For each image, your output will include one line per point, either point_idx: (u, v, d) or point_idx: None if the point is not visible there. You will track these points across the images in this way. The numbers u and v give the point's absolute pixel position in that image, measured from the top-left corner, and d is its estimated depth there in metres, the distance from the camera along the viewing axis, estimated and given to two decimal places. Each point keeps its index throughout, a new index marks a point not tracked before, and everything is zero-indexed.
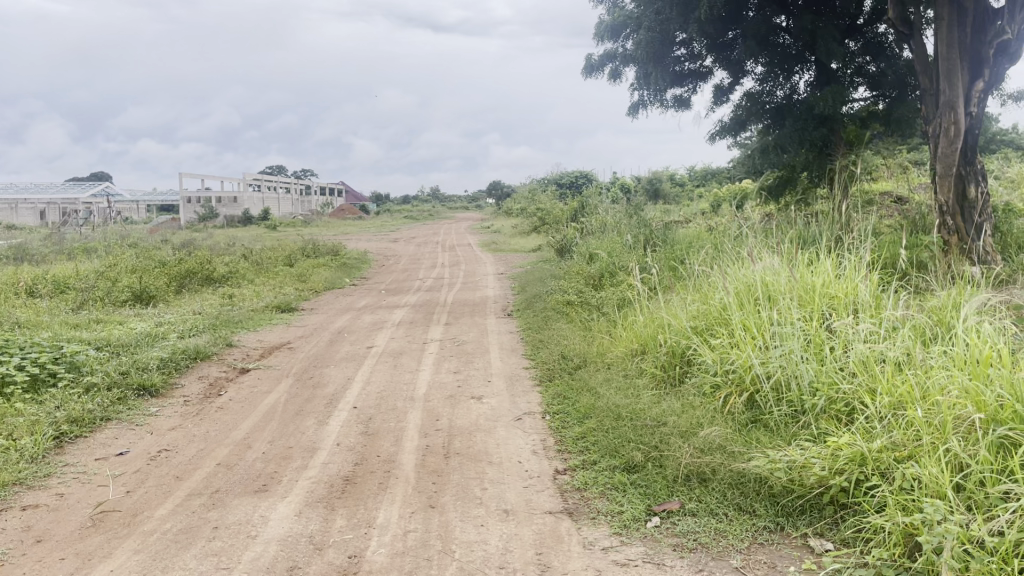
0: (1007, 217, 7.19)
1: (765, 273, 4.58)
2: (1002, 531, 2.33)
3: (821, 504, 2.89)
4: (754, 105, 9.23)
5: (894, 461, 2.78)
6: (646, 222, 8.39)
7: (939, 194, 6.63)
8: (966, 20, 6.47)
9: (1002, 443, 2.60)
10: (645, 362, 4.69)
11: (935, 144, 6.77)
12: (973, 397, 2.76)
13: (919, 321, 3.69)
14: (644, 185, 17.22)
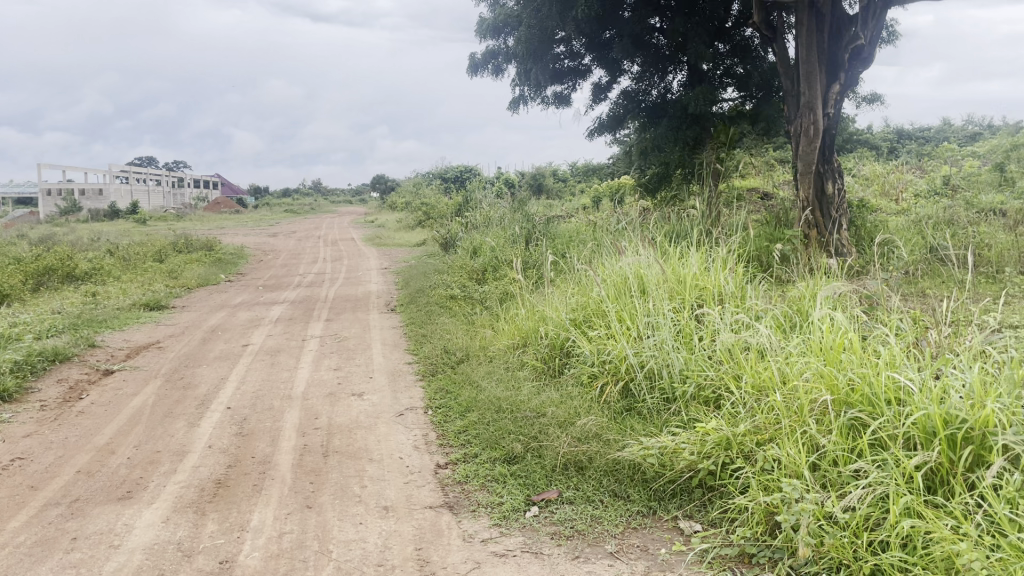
0: (862, 213, 7.71)
1: (638, 266, 4.75)
2: (851, 507, 2.49)
3: (690, 487, 3.02)
4: (631, 103, 9.63)
5: (755, 444, 2.94)
6: (529, 217, 8.49)
7: (800, 191, 7.04)
8: (824, 26, 6.88)
9: (852, 424, 2.78)
10: (527, 354, 4.74)
11: (797, 144, 7.15)
12: (827, 380, 2.95)
13: (779, 312, 3.92)
14: (528, 180, 17.36)
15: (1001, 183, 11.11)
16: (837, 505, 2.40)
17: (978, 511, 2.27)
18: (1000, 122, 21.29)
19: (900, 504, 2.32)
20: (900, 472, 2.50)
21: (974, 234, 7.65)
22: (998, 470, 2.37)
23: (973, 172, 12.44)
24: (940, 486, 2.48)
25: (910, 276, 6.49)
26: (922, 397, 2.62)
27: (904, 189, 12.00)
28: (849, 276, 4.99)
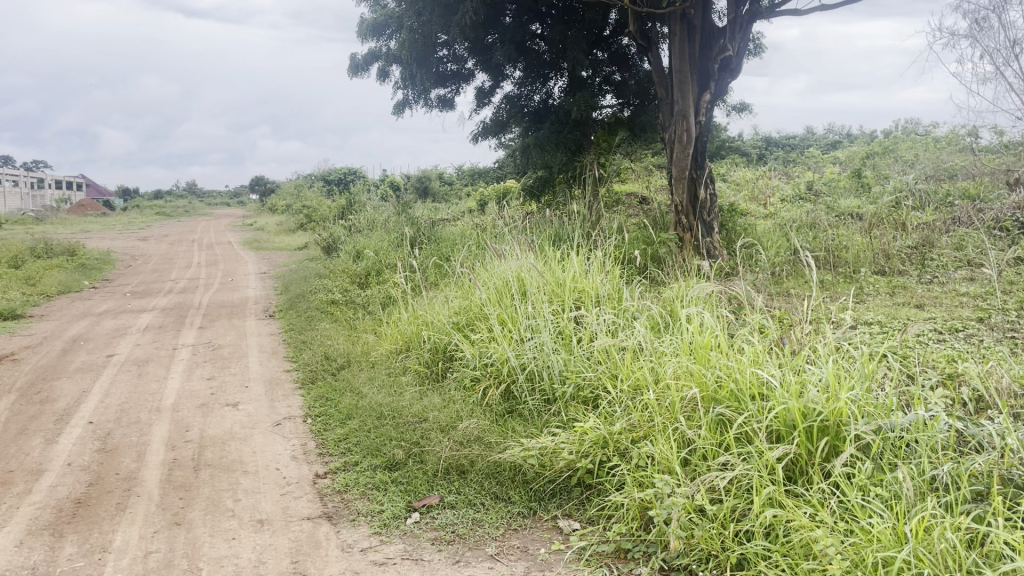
0: (732, 217, 8.07)
1: (519, 270, 4.82)
2: (718, 499, 2.60)
3: (569, 487, 3.08)
4: (513, 107, 9.72)
5: (630, 441, 3.04)
6: (412, 220, 8.43)
7: (675, 196, 7.31)
8: (694, 36, 7.17)
9: (719, 420, 2.92)
10: (409, 359, 4.70)
11: (671, 150, 7.41)
12: (696, 378, 3.08)
13: (654, 312, 4.06)
14: (412, 184, 17.25)
15: (857, 188, 11.89)
16: (706, 499, 2.50)
17: (832, 499, 2.42)
18: (857, 131, 22.72)
19: (763, 495, 2.45)
20: (763, 464, 2.64)
21: (833, 236, 8.16)
22: (849, 458, 2.54)
23: (832, 179, 13.24)
24: (800, 476, 2.63)
25: (775, 278, 6.85)
26: (782, 391, 2.77)
27: (772, 194, 12.65)
28: (720, 276, 5.22)
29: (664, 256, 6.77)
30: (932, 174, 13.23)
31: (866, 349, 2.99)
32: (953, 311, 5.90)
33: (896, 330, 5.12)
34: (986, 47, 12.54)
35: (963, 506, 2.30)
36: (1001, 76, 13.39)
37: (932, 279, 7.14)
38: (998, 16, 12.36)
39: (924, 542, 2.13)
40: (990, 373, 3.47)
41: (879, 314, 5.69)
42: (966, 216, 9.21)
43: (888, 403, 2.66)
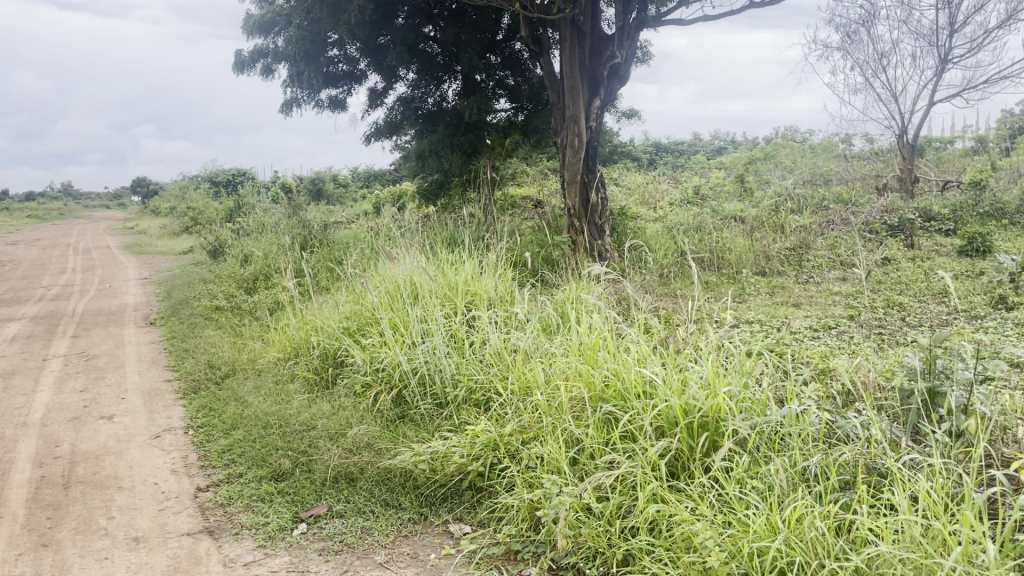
0: (622, 221, 8.27)
1: (410, 274, 4.79)
2: (604, 497, 2.66)
3: (460, 490, 3.08)
4: (407, 110, 9.65)
5: (521, 443, 3.07)
6: (303, 223, 8.25)
7: (567, 200, 7.43)
8: (584, 43, 7.32)
9: (606, 418, 2.98)
10: (298, 365, 4.58)
11: (563, 155, 7.52)
12: (584, 378, 3.14)
13: (545, 315, 4.11)
14: (305, 186, 16.89)
15: (741, 192, 12.41)
16: (592, 497, 2.55)
17: (712, 492, 2.51)
18: (741, 138, 23.69)
19: (647, 492, 2.51)
20: (647, 461, 2.71)
21: (718, 238, 8.49)
22: (728, 452, 2.64)
23: (718, 183, 13.78)
24: (682, 471, 2.72)
25: (664, 280, 7.07)
26: (665, 389, 2.86)
27: (661, 198, 13.05)
28: (611, 278, 5.35)
29: (557, 260, 6.88)
30: (809, 180, 13.95)
31: (743, 347, 3.13)
32: (827, 309, 6.24)
33: (775, 328, 5.37)
34: (856, 60, 13.34)
35: (832, 495, 2.43)
36: (870, 87, 14.27)
37: (809, 279, 7.53)
38: (867, 30, 13.16)
39: (796, 532, 2.24)
40: (857, 367, 3.69)
41: (760, 313, 5.96)
42: (839, 219, 9.76)
43: (763, 398, 2.79)
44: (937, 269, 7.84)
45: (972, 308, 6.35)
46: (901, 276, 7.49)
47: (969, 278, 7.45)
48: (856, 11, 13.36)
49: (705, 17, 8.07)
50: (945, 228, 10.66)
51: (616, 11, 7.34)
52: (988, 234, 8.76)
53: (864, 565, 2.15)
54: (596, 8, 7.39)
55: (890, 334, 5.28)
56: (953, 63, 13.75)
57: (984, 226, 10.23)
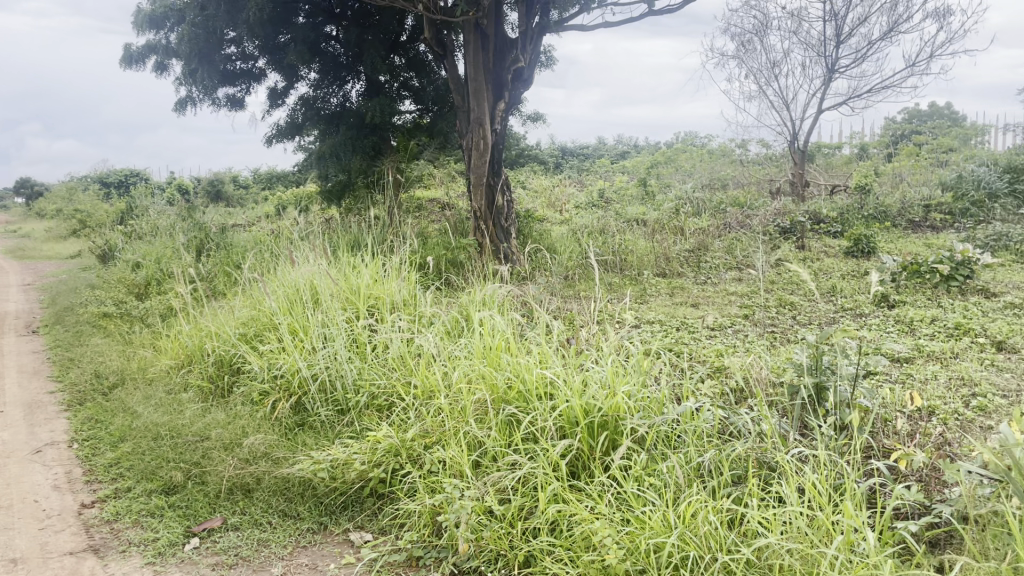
0: (527, 224, 8.35)
1: (310, 278, 4.70)
2: (506, 499, 2.67)
3: (361, 498, 3.03)
4: (309, 110, 9.24)
5: (423, 447, 3.06)
6: (200, 226, 7.97)
7: (473, 202, 7.43)
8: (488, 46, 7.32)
9: (509, 420, 2.99)
10: (191, 374, 4.41)
11: (468, 157, 7.52)
12: (487, 380, 3.16)
13: (449, 318, 4.11)
14: (203, 187, 16.29)
15: (643, 195, 12.71)
16: (494, 500, 2.55)
17: (611, 490, 2.56)
18: (644, 142, 24.25)
19: (547, 493, 2.53)
20: (548, 462, 2.73)
21: (621, 240, 8.68)
22: (626, 451, 2.70)
23: (621, 186, 14.06)
24: (582, 470, 2.76)
25: (568, 282, 7.17)
26: (566, 390, 2.90)
27: (567, 201, 13.22)
28: (516, 279, 5.39)
29: (464, 262, 6.88)
30: (707, 183, 14.39)
31: (641, 347, 3.21)
32: (725, 309, 6.45)
33: (674, 328, 5.53)
34: (751, 68, 13.86)
35: (725, 489, 2.52)
36: (763, 94, 14.86)
37: (707, 280, 7.77)
38: (760, 39, 13.70)
39: (691, 527, 2.30)
40: (751, 364, 3.84)
41: (660, 313, 6.11)
42: (735, 222, 10.13)
43: (660, 397, 2.87)
44: (825, 270, 8.23)
45: (857, 306, 6.68)
46: (793, 276, 7.82)
47: (855, 278, 7.84)
48: (750, 21, 13.89)
49: (606, 23, 8.23)
50: (833, 230, 11.20)
51: (520, 16, 7.40)
52: (872, 235, 9.25)
53: (756, 555, 2.24)
54: (499, 13, 7.42)
55: (782, 332, 5.50)
56: (840, 73, 14.46)
57: (869, 228, 10.79)
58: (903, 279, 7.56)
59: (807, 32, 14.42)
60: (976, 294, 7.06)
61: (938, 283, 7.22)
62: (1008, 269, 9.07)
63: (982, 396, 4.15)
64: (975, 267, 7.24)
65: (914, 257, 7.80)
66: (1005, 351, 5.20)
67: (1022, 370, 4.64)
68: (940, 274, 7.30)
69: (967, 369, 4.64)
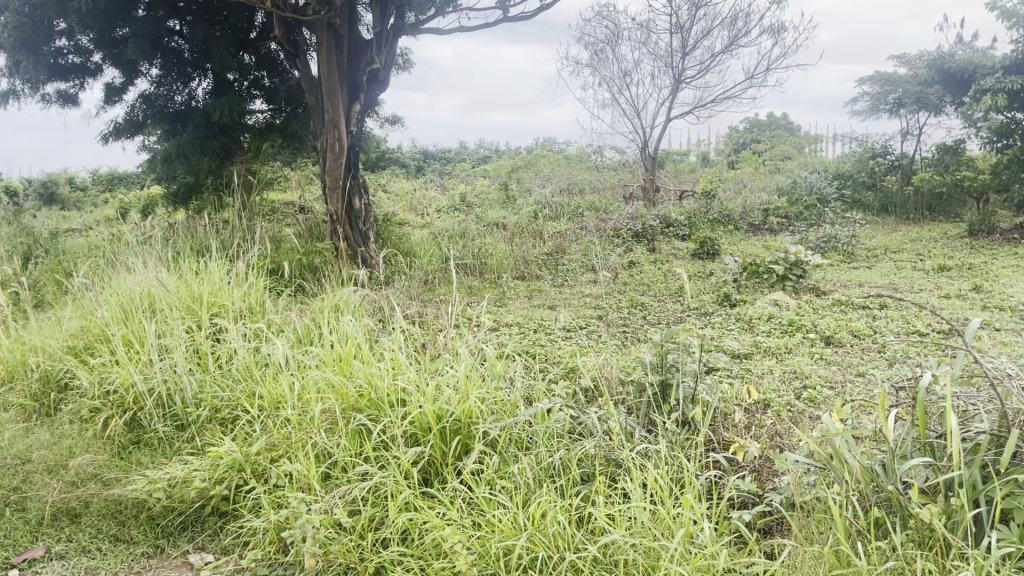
0: (385, 228, 8.28)
1: (146, 286, 4.43)
2: (355, 510, 2.63)
3: (203, 517, 2.85)
4: (151, 107, 8.65)
5: (269, 461, 2.94)
6: (26, 229, 7.34)
7: (329, 205, 7.27)
8: (342, 46, 7.17)
9: (359, 429, 2.99)
10: (10, 392, 3.98)
11: (323, 159, 7.30)
12: (336, 389, 3.14)
13: (298, 327, 4.03)
14: (32, 189, 15.05)
15: (503, 199, 12.85)
16: (343, 512, 2.49)
17: (462, 496, 2.61)
18: (504, 148, 24.55)
19: (399, 501, 2.54)
20: (399, 470, 2.75)
21: (480, 244, 8.73)
22: (478, 454, 2.79)
23: (481, 190, 14.15)
24: (435, 476, 2.82)
25: (427, 287, 7.13)
26: (419, 396, 2.95)
27: (427, 204, 13.16)
28: (373, 284, 5.30)
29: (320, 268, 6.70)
30: (565, 187, 14.72)
31: (492, 352, 3.28)
32: (580, 310, 6.62)
33: (531, 330, 5.61)
34: (603, 76, 14.31)
35: (574, 488, 2.65)
36: (616, 102, 15.37)
37: (564, 282, 7.94)
38: (612, 49, 14.14)
39: (539, 528, 2.37)
40: (601, 365, 3.95)
41: (519, 316, 6.18)
42: (590, 225, 10.41)
43: (512, 400, 3.03)
44: (674, 271, 8.59)
45: (702, 305, 7.02)
46: (644, 277, 8.11)
47: (701, 279, 8.24)
48: (602, 31, 14.32)
49: (461, 27, 8.25)
50: (681, 233, 11.73)
51: (374, 17, 7.30)
52: (716, 238, 9.76)
53: (603, 551, 2.34)
54: (353, 13, 7.28)
55: (633, 332, 5.69)
56: (686, 84, 15.17)
57: (713, 231, 11.38)
58: (744, 279, 7.99)
59: (655, 43, 15.03)
60: (808, 292, 7.58)
61: (774, 282, 7.70)
62: (837, 269, 9.81)
63: (812, 387, 4.43)
64: (807, 267, 7.76)
65: (754, 258, 8.27)
66: (833, 345, 5.59)
67: (848, 362, 5.01)
68: (777, 274, 7.77)
69: (799, 362, 4.97)
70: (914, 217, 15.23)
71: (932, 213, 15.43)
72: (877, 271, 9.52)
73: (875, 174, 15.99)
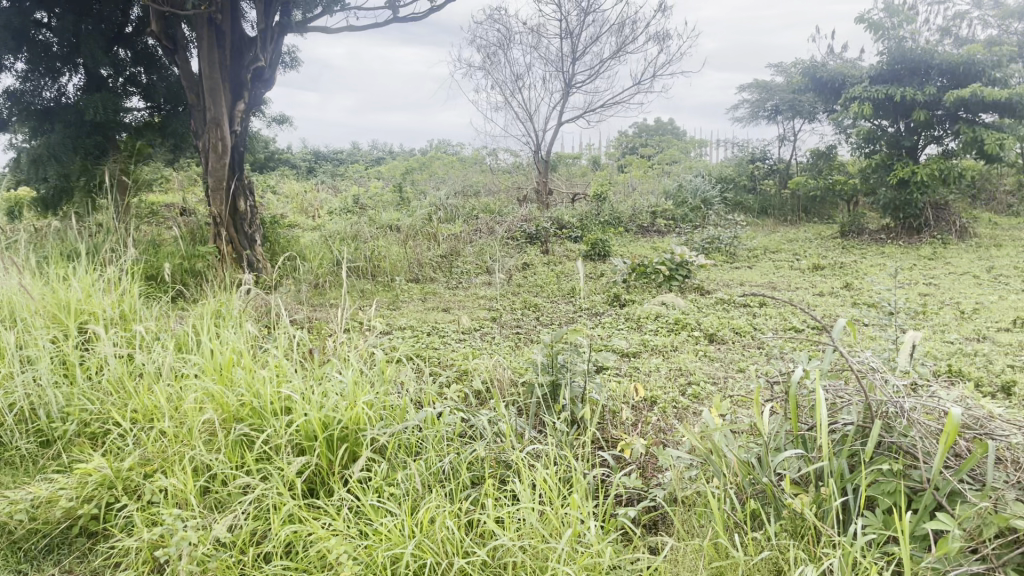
0: (273, 231, 8.11)
1: (7, 294, 4.16)
2: (236, 525, 2.55)
3: (70, 538, 2.68)
4: (17, 104, 7.84)
5: (142, 477, 2.80)
6: None
7: (213, 207, 7.01)
8: (225, 44, 6.94)
9: (241, 440, 2.91)
10: None
11: (205, 159, 7.03)
12: (216, 399, 3.03)
13: (177, 334, 3.89)
14: None
15: (396, 201, 12.77)
16: (223, 527, 2.40)
17: (349, 505, 2.59)
18: (397, 149, 24.37)
19: (282, 513, 2.48)
20: (283, 481, 2.69)
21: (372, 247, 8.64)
22: (365, 462, 2.78)
23: (374, 192, 13.99)
24: (320, 486, 2.78)
25: (315, 292, 6.99)
26: (303, 404, 2.90)
27: (319, 207, 12.91)
28: (261, 289, 5.15)
29: (203, 274, 6.45)
30: (460, 189, 14.74)
31: (381, 358, 3.26)
32: (475, 313, 6.65)
33: (425, 333, 5.59)
34: (495, 79, 14.40)
35: (463, 493, 2.69)
36: (509, 105, 15.51)
37: (458, 285, 7.97)
38: (504, 52, 14.26)
39: (427, 534, 2.37)
40: (494, 367, 3.98)
41: (412, 319, 6.16)
42: (483, 227, 10.46)
43: (401, 404, 3.06)
44: (566, 272, 8.74)
45: (593, 305, 7.19)
46: (537, 279, 8.21)
47: (592, 280, 8.42)
48: (494, 34, 14.38)
49: (349, 27, 8.13)
50: (573, 235, 11.95)
51: (257, 14, 7.11)
52: (607, 240, 10.00)
53: (490, 553, 2.39)
54: (235, 9, 7.07)
55: (527, 332, 5.76)
56: (576, 89, 15.47)
57: (604, 233, 11.65)
58: (633, 280, 8.21)
59: (547, 48, 15.25)
60: (693, 292, 7.88)
61: (661, 282, 7.96)
62: (720, 268, 10.22)
63: (696, 383, 4.60)
64: (691, 267, 8.05)
65: (641, 259, 8.51)
66: (716, 342, 5.83)
67: (729, 358, 5.24)
68: (663, 274, 8.03)
69: (683, 360, 5.15)
70: (790, 219, 16.03)
71: (807, 215, 16.25)
72: (757, 270, 9.98)
73: (755, 178, 16.76)
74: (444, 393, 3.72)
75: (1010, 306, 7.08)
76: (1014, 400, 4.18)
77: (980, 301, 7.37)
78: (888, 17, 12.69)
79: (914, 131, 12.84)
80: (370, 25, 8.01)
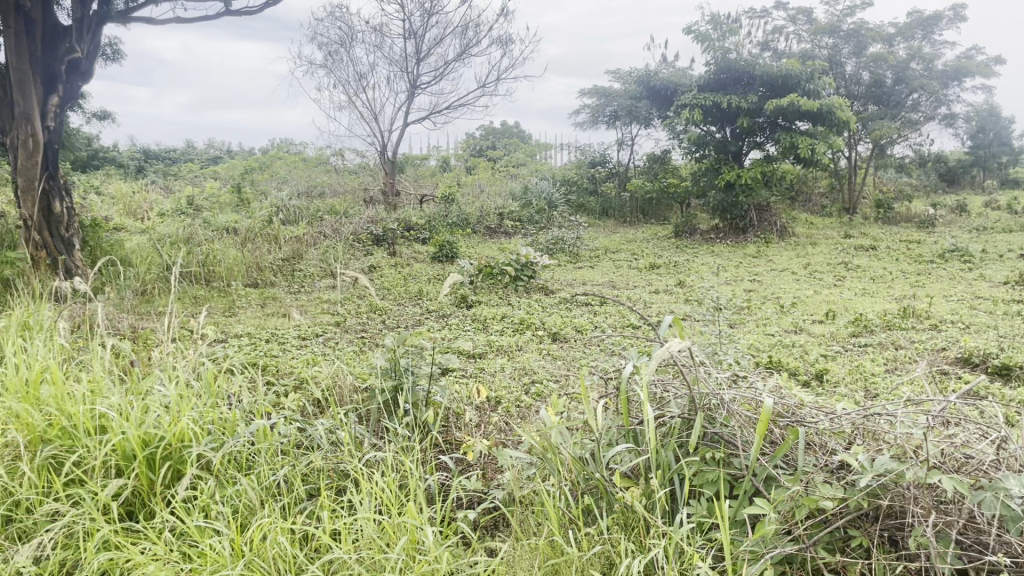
0: (94, 234, 7.48)
1: None
2: (40, 557, 2.27)
3: None
4: None
5: None
6: None
7: (22, 209, 6.36)
8: (35, 32, 6.30)
9: (49, 463, 2.60)
10: None
11: (13, 157, 6.36)
12: (19, 417, 2.69)
13: None
14: None
15: (233, 203, 12.17)
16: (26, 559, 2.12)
17: (172, 528, 2.37)
18: (235, 149, 23.34)
19: (95, 541, 2.22)
20: (97, 506, 2.43)
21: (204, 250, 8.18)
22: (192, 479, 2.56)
23: (210, 192, 13.30)
24: (141, 508, 2.53)
25: (140, 300, 6.49)
26: (120, 422, 2.62)
27: (149, 209, 12.08)
28: (79, 296, 4.71)
29: (11, 280, 5.82)
30: (304, 190, 14.28)
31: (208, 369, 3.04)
32: (316, 318, 6.41)
33: (263, 341, 5.33)
34: (338, 78, 14.05)
35: (298, 506, 2.54)
36: (352, 105, 15.18)
37: (299, 290, 7.68)
38: (345, 50, 13.92)
39: (258, 553, 2.21)
40: (334, 373, 3.83)
41: (250, 326, 5.86)
42: (327, 229, 10.17)
43: (230, 418, 2.86)
44: (412, 274, 8.63)
45: (439, 307, 7.13)
46: (381, 282, 8.05)
47: (438, 281, 8.36)
48: (335, 32, 14.02)
49: (177, 19, 7.65)
50: (420, 237, 11.85)
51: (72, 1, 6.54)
52: (454, 241, 9.97)
53: (324, 569, 2.25)
54: None
55: (371, 337, 5.62)
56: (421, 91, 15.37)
57: (451, 235, 11.64)
58: (478, 280, 8.22)
59: (390, 48, 15.04)
60: (538, 292, 8.00)
61: (506, 282, 8.03)
62: (563, 268, 10.45)
63: (539, 382, 4.64)
64: (536, 268, 8.16)
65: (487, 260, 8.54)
66: (559, 340, 5.92)
67: (571, 356, 5.33)
68: (508, 274, 8.09)
69: (527, 359, 5.19)
70: (629, 220, 16.65)
71: (645, 217, 16.91)
72: (598, 270, 10.27)
73: (596, 181, 17.30)
74: (278, 403, 3.52)
75: (823, 299, 7.65)
76: (827, 387, 4.49)
77: (798, 296, 7.93)
78: (713, 29, 13.42)
79: (739, 137, 13.67)
80: (200, 18, 7.58)
